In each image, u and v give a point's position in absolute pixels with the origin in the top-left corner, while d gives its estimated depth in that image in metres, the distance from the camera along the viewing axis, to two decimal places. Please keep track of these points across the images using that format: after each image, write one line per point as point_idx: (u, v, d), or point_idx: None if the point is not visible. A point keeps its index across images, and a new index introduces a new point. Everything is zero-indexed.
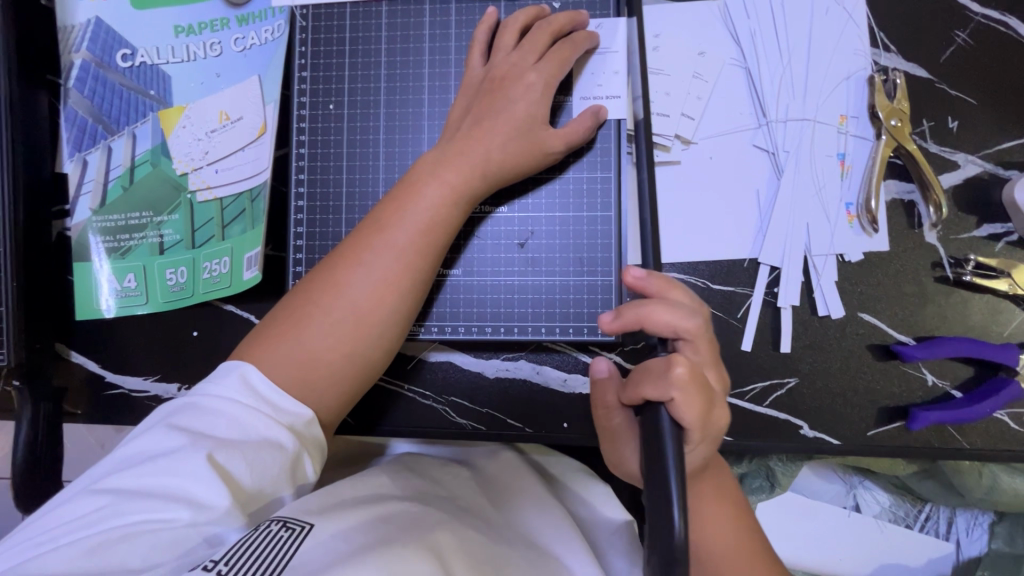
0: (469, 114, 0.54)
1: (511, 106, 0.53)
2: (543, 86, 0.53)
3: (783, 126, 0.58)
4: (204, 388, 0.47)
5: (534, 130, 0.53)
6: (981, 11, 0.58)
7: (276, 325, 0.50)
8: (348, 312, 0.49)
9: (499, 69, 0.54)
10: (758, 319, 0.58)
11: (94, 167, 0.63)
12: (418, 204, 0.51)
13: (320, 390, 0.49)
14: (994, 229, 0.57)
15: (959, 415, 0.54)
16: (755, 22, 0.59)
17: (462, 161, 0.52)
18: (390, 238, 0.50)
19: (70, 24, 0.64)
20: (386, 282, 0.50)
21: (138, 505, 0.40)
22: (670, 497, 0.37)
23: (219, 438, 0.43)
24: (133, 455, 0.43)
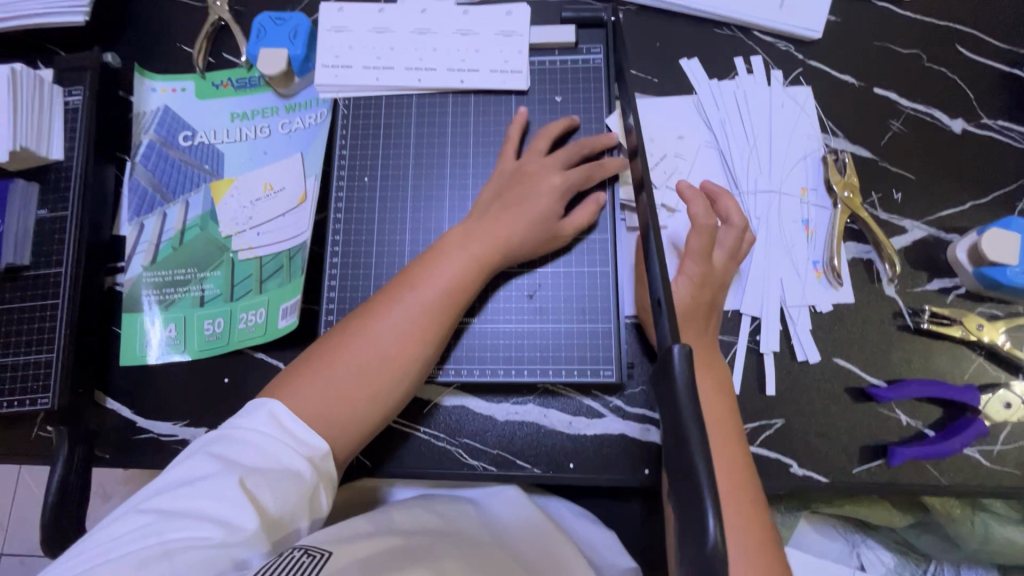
0: (498, 198, 0.62)
1: (533, 197, 0.61)
2: (563, 183, 0.62)
3: (754, 196, 0.68)
4: (232, 421, 0.50)
5: (551, 222, 0.62)
6: (909, 105, 0.70)
7: (304, 365, 0.54)
8: (371, 359, 0.54)
9: (529, 165, 0.64)
10: (744, 365, 0.64)
11: (149, 231, 0.71)
12: (448, 269, 0.58)
13: (339, 431, 0.52)
14: (943, 283, 0.65)
15: (931, 451, 0.59)
16: (723, 113, 0.71)
17: (489, 237, 0.59)
18: (417, 296, 0.56)
19: (143, 110, 0.74)
20: (410, 334, 0.55)
21: (172, 525, 0.43)
22: (704, 500, 0.31)
23: (248, 465, 0.46)
24: (168, 481, 0.46)
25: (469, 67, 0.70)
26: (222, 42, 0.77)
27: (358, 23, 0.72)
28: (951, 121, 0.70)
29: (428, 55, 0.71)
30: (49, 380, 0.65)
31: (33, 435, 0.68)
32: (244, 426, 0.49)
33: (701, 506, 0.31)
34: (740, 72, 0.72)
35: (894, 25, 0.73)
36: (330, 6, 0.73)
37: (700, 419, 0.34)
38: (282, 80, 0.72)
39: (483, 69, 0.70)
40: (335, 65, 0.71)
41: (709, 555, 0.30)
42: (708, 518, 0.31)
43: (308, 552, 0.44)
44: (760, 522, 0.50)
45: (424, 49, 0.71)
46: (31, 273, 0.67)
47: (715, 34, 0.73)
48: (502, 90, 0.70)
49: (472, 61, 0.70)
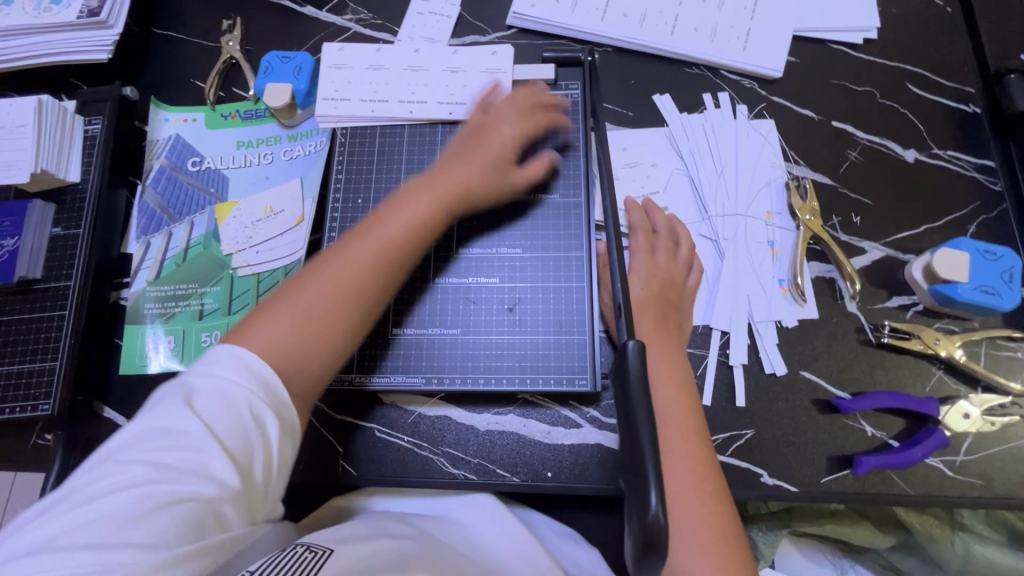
0: (460, 147, 0.68)
1: (489, 146, 0.67)
2: (516, 134, 0.68)
3: (721, 219, 0.73)
4: (198, 371, 0.48)
5: (504, 169, 0.68)
6: (865, 137, 0.76)
7: (272, 301, 0.55)
8: (341, 289, 0.55)
9: (484, 118, 0.71)
10: (715, 377, 0.67)
11: (155, 248, 0.76)
12: (407, 202, 0.62)
13: (311, 357, 0.53)
14: (902, 300, 0.69)
15: (895, 460, 0.61)
16: (693, 143, 0.76)
17: (445, 180, 0.64)
18: (383, 231, 0.59)
19: (156, 138, 0.80)
20: (377, 265, 0.57)
21: (141, 484, 0.42)
22: (647, 478, 0.34)
23: (219, 417, 0.45)
24: (131, 440, 0.44)
25: (457, 101, 0.76)
26: (232, 78, 0.83)
27: (357, 61, 0.79)
28: (904, 151, 0.75)
29: (420, 90, 0.77)
30: (52, 388, 0.68)
31: (31, 442, 0.70)
32: (206, 375, 0.47)
33: (645, 484, 0.35)
34: (708, 106, 0.78)
35: (848, 65, 0.79)
36: (331, 47, 0.80)
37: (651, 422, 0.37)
38: (286, 112, 0.78)
39: (470, 103, 0.76)
40: (335, 98, 0.78)
41: (652, 525, 0.33)
42: (650, 496, 0.34)
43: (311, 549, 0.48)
44: (722, 519, 0.53)
45: (417, 84, 0.77)
46: (42, 287, 0.72)
47: (684, 72, 0.80)
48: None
49: (460, 95, 0.76)
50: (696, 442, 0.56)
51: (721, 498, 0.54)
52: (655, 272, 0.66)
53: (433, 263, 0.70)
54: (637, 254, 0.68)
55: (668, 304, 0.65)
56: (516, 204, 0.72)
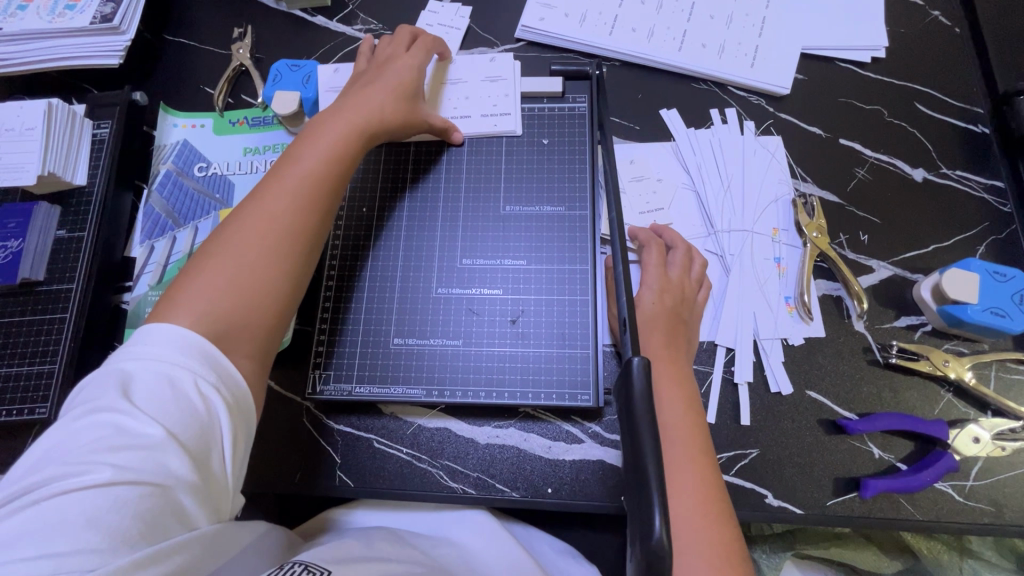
0: (351, 87, 0.68)
1: (382, 80, 0.68)
2: (416, 65, 0.70)
3: (727, 235, 0.72)
4: (136, 361, 0.45)
5: (412, 98, 0.69)
6: (873, 155, 0.76)
7: (194, 265, 0.53)
8: (267, 229, 0.55)
9: (379, 57, 0.71)
10: (720, 395, 0.66)
11: (159, 253, 0.76)
12: (319, 136, 0.62)
13: (252, 304, 0.52)
14: (910, 320, 0.68)
15: (904, 484, 0.60)
16: (699, 158, 0.76)
17: (355, 111, 0.64)
18: (297, 166, 0.59)
19: (163, 144, 0.81)
20: (295, 199, 0.57)
21: (94, 482, 0.39)
22: (651, 499, 0.34)
23: (170, 408, 0.44)
24: (78, 438, 0.42)
25: (461, 115, 0.76)
26: (241, 85, 0.84)
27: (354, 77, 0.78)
28: (913, 170, 0.75)
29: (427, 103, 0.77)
30: (49, 391, 0.67)
31: (26, 446, 0.69)
32: (153, 363, 0.45)
33: (649, 505, 0.34)
34: (715, 122, 0.78)
35: (855, 84, 0.79)
36: (326, 69, 0.80)
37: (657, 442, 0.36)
38: (291, 119, 0.79)
39: (474, 115, 0.76)
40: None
41: (654, 547, 0.32)
42: (653, 517, 0.33)
43: (309, 569, 0.46)
44: (729, 537, 0.52)
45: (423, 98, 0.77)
46: (44, 289, 0.71)
47: (691, 87, 0.80)
48: (492, 133, 0.75)
49: (464, 108, 0.76)
50: (701, 463, 0.55)
51: (727, 514, 0.53)
52: (667, 288, 0.64)
53: (436, 273, 0.70)
54: (649, 271, 0.66)
55: (678, 321, 0.63)
56: (522, 216, 0.72)
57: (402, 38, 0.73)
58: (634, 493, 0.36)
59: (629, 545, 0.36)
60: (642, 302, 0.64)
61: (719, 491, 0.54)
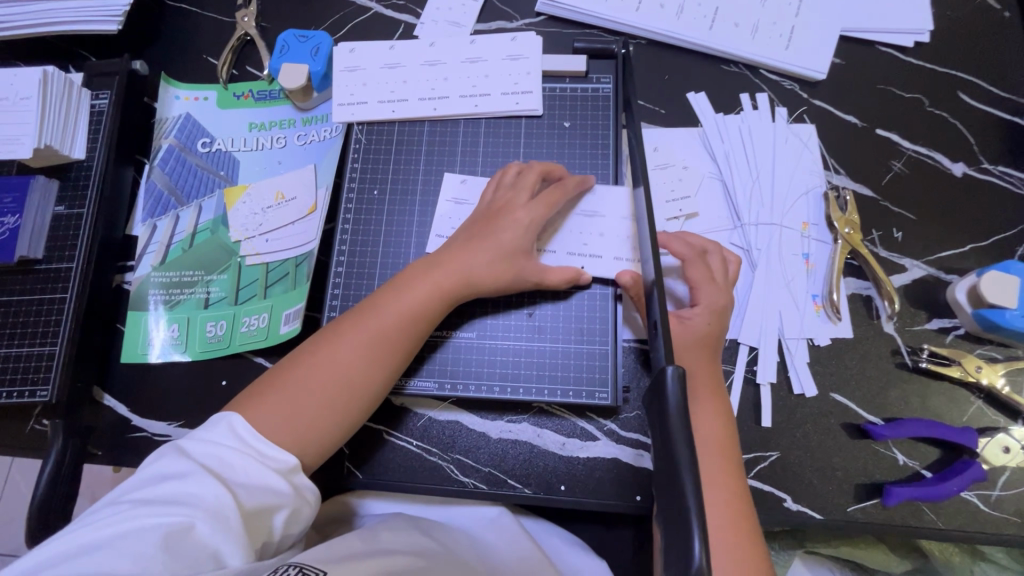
0: (469, 227, 0.62)
1: (501, 233, 0.61)
2: (532, 224, 0.61)
3: (755, 228, 0.69)
4: (194, 431, 0.49)
5: (513, 261, 0.60)
6: (911, 147, 0.72)
7: (266, 384, 0.53)
8: (335, 384, 0.53)
9: (499, 200, 0.63)
10: (740, 394, 0.64)
11: (161, 232, 0.73)
12: (414, 290, 0.58)
13: (312, 443, 0.52)
14: (943, 323, 0.65)
15: (929, 492, 0.58)
16: (728, 146, 0.72)
17: (454, 270, 0.59)
18: (383, 318, 0.56)
19: (165, 117, 0.77)
20: (376, 357, 0.55)
21: (151, 518, 0.42)
22: (690, 526, 0.32)
23: (216, 465, 0.46)
24: (150, 478, 0.46)
25: (592, 252, 0.65)
26: (246, 56, 0.80)
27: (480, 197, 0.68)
28: (952, 164, 0.71)
29: (441, 85, 0.73)
30: (50, 373, 0.65)
31: (28, 427, 0.68)
32: (221, 433, 0.49)
33: (688, 532, 0.32)
34: (746, 108, 0.74)
35: (896, 71, 0.75)
36: (454, 175, 0.70)
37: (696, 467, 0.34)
38: (300, 94, 0.75)
39: (607, 255, 0.64)
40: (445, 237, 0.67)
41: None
42: (693, 542, 0.32)
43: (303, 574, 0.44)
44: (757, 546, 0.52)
45: (436, 79, 0.73)
46: (43, 268, 0.69)
47: (721, 70, 0.76)
48: (515, 112, 0.71)
49: (596, 245, 0.65)
50: (726, 461, 0.55)
51: (749, 518, 0.53)
52: (723, 307, 0.61)
53: None
54: (701, 285, 0.62)
55: (721, 340, 0.62)
56: None
57: (531, 179, 0.64)
58: (669, 512, 0.35)
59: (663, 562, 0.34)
60: (694, 316, 0.61)
61: (743, 493, 0.55)
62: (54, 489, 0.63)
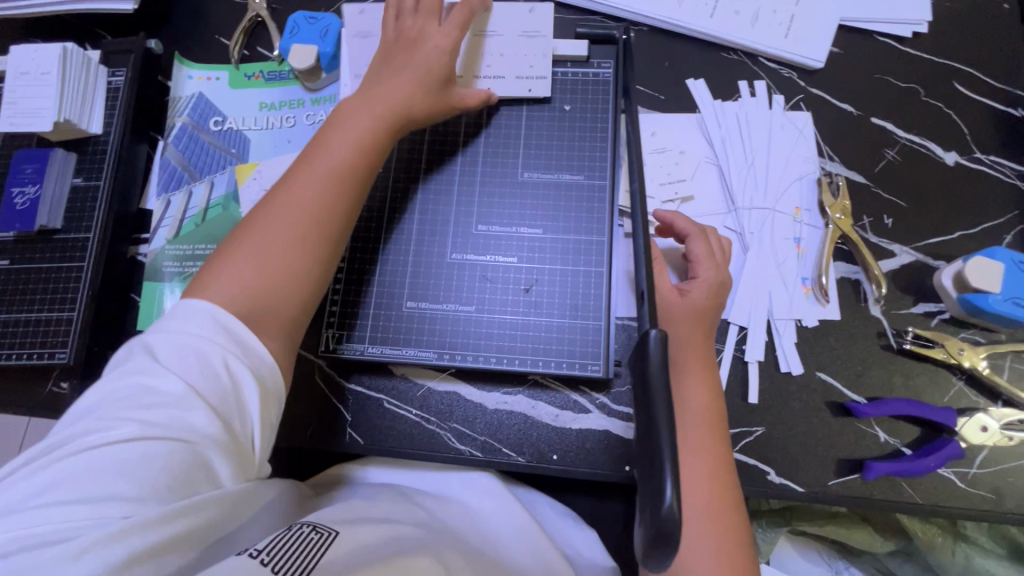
0: (386, 64, 0.65)
1: (417, 60, 0.64)
2: (448, 41, 0.65)
3: (748, 213, 0.71)
4: (165, 326, 0.49)
5: (440, 85, 0.64)
6: (905, 136, 0.73)
7: (221, 255, 0.54)
8: (291, 230, 0.54)
9: (408, 30, 0.65)
10: (729, 372, 0.66)
11: (175, 207, 0.76)
12: (343, 135, 0.59)
13: (279, 293, 0.53)
14: (928, 307, 0.67)
15: (907, 468, 0.60)
16: (724, 131, 0.74)
17: (384, 100, 0.62)
18: (319, 166, 0.57)
19: (179, 96, 0.79)
20: (324, 190, 0.56)
21: (132, 431, 0.42)
22: (664, 473, 0.35)
23: (188, 364, 0.46)
24: (121, 388, 0.45)
25: (495, 74, 0.72)
26: (257, 37, 0.82)
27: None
28: (945, 153, 0.72)
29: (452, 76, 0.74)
30: (68, 337, 0.68)
31: (46, 390, 0.71)
32: (184, 335, 0.48)
33: (661, 475, 0.35)
34: (744, 94, 0.75)
35: (893, 60, 0.76)
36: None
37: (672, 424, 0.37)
38: (309, 74, 0.77)
39: (509, 76, 0.72)
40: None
41: (664, 515, 0.34)
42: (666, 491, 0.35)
43: (317, 530, 0.49)
44: (730, 510, 0.55)
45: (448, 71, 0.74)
46: (61, 237, 0.72)
47: (721, 57, 0.77)
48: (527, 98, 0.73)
49: (496, 67, 0.72)
50: (713, 433, 0.58)
51: (730, 484, 0.57)
52: (719, 281, 0.63)
53: (451, 238, 0.70)
54: (700, 262, 0.64)
55: (716, 317, 0.64)
56: (539, 183, 0.71)
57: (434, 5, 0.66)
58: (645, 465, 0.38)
59: (641, 509, 0.38)
60: (692, 295, 0.63)
61: (726, 458, 0.58)
62: None
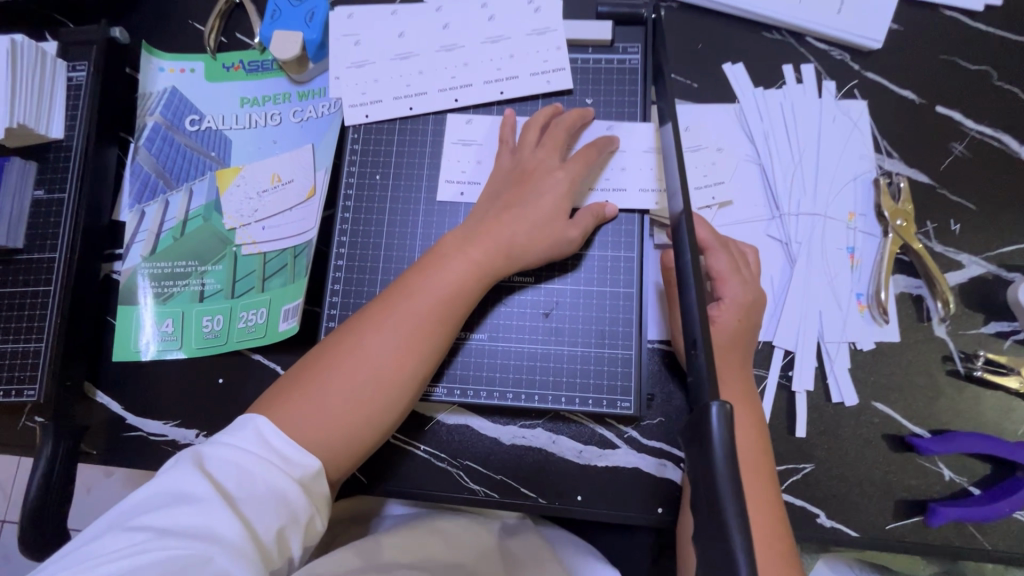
0: (499, 199, 0.58)
1: (538, 196, 0.57)
2: (569, 184, 0.57)
3: (795, 219, 0.63)
4: (214, 435, 0.46)
5: (556, 222, 0.57)
6: (975, 127, 0.64)
7: (294, 379, 0.50)
8: (369, 377, 0.49)
9: (528, 164, 0.59)
10: (773, 402, 0.59)
11: (150, 219, 0.68)
12: (444, 274, 0.53)
13: (341, 447, 0.48)
14: (1001, 326, 0.59)
15: (978, 514, 0.54)
16: (768, 125, 0.65)
17: (492, 244, 0.55)
18: (411, 304, 0.52)
19: (149, 91, 0.71)
20: (411, 336, 0.51)
21: (160, 545, 0.39)
22: None
23: (234, 478, 0.43)
24: (156, 493, 0.42)
25: (507, 76, 0.64)
26: (236, 22, 0.72)
27: (489, 136, 0.64)
28: (1021, 147, 0.63)
29: (461, 72, 0.65)
30: (37, 371, 0.61)
31: (20, 425, 0.65)
32: (228, 441, 0.45)
33: None
34: (789, 81, 0.66)
35: (961, 38, 0.66)
36: (456, 116, 0.65)
37: (742, 501, 0.30)
38: (295, 65, 0.68)
39: (523, 74, 0.64)
40: (460, 182, 0.64)
41: None
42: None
43: None
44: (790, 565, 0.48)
45: (455, 66, 0.65)
46: (25, 258, 0.64)
47: (763, 37, 0.67)
48: (546, 92, 0.64)
49: (509, 68, 0.64)
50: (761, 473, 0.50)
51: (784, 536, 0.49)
52: (750, 300, 0.55)
53: None
54: (727, 279, 0.55)
55: (753, 340, 0.56)
56: None
57: (559, 137, 0.59)
58: (708, 554, 0.31)
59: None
60: (720, 317, 0.54)
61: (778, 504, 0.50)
62: (49, 490, 0.60)
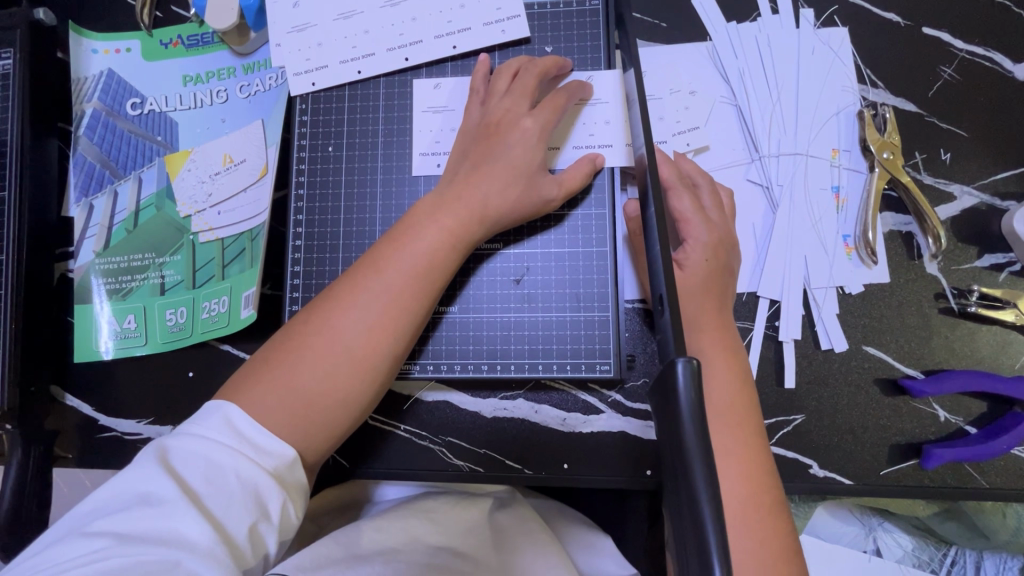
0: (467, 157, 0.54)
1: (508, 151, 0.53)
2: (539, 132, 0.53)
3: (776, 161, 0.59)
4: (181, 427, 0.44)
5: (533, 178, 0.53)
6: (964, 48, 0.60)
7: (262, 363, 0.47)
8: (341, 358, 0.47)
9: (494, 114, 0.55)
10: (760, 354, 0.56)
11: (99, 212, 0.65)
12: (417, 245, 0.50)
13: (316, 432, 0.46)
14: (995, 259, 0.57)
15: (976, 452, 0.52)
16: (743, 62, 0.61)
17: (465, 209, 0.51)
18: (384, 279, 0.49)
19: (83, 76, 0.66)
20: (385, 312, 0.48)
21: (122, 550, 0.37)
22: (709, 542, 0.27)
23: (200, 472, 0.41)
24: (119, 495, 0.40)
25: (459, 28, 0.60)
26: None
27: (459, 100, 0.60)
28: (1014, 66, 0.59)
29: (410, 28, 0.61)
30: None
31: None
32: (196, 433, 0.43)
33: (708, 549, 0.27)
34: (763, 12, 0.61)
35: None
36: (423, 81, 0.61)
37: (709, 458, 0.29)
38: (236, 35, 0.65)
39: (475, 25, 0.60)
40: (434, 153, 0.60)
41: None
42: (714, 556, 0.26)
43: None
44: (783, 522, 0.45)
45: (403, 22, 0.61)
46: None
47: None
48: (501, 43, 0.60)
49: (461, 20, 0.60)
50: (746, 431, 0.47)
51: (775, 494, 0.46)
52: (720, 240, 0.53)
53: None
54: (690, 220, 0.53)
55: (729, 286, 0.53)
56: None
57: (529, 85, 0.55)
58: (677, 510, 0.30)
59: (678, 568, 0.29)
60: (690, 259, 0.52)
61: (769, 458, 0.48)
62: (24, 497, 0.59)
